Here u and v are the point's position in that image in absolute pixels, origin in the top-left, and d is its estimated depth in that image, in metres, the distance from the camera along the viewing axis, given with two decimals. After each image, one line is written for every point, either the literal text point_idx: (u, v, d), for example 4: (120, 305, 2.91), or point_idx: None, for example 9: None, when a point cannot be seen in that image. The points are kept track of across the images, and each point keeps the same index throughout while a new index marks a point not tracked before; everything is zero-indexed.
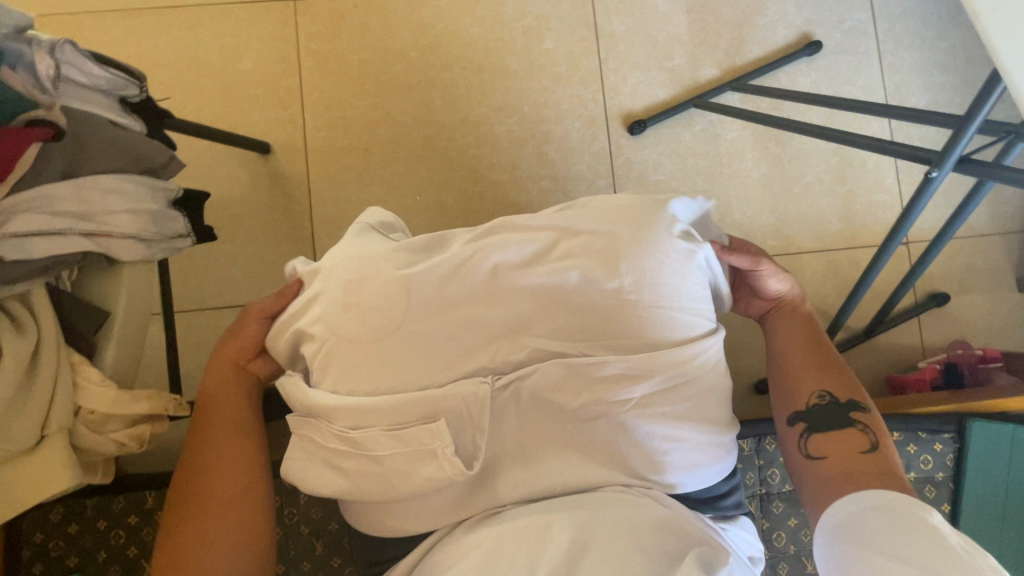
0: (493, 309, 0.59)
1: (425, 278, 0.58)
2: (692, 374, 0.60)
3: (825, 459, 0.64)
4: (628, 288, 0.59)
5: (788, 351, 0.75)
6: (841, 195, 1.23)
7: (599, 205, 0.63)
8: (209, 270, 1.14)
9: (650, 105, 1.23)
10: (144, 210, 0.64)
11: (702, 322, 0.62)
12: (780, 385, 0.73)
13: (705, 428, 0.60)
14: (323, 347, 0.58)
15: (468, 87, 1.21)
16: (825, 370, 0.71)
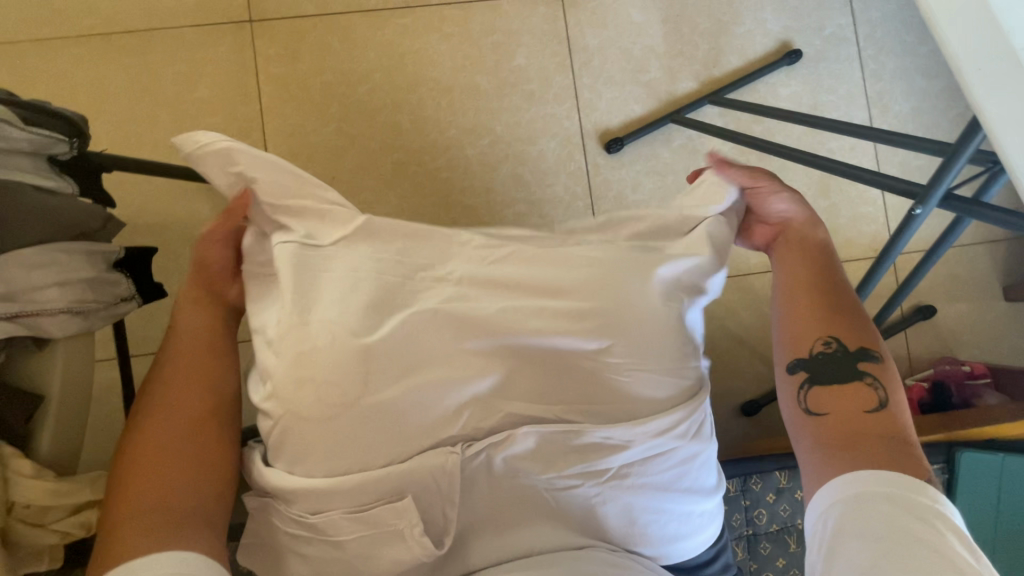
0: (455, 377, 0.56)
1: (384, 353, 0.54)
2: (677, 443, 0.57)
3: (825, 418, 0.57)
4: (603, 352, 0.57)
5: (791, 285, 0.65)
6: (825, 209, 1.20)
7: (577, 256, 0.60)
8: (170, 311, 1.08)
9: (627, 121, 1.19)
10: (77, 279, 0.60)
11: (685, 380, 0.58)
12: (779, 327, 0.64)
13: (696, 466, 0.58)
14: (273, 431, 0.54)
15: (437, 108, 1.16)
16: (828, 313, 0.62)
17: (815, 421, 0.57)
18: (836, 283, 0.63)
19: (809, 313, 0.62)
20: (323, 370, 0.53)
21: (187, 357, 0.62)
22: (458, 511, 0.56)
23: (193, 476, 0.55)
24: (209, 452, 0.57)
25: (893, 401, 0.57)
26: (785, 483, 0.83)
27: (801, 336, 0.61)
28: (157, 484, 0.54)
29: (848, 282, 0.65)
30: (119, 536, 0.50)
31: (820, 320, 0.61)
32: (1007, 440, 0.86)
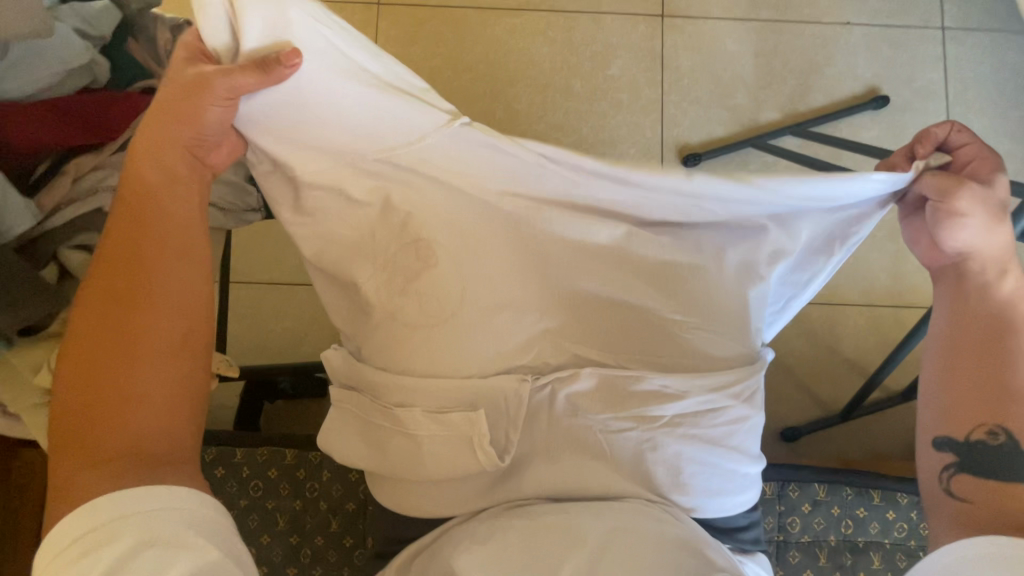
0: (534, 313, 0.64)
1: (477, 287, 0.62)
2: (729, 399, 0.61)
3: (968, 504, 0.57)
4: (671, 313, 0.63)
5: (953, 360, 0.59)
6: (893, 253, 1.21)
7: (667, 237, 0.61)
8: (262, 246, 1.19)
9: (707, 140, 1.24)
10: None
11: (741, 348, 0.63)
12: (932, 400, 0.60)
13: (743, 429, 0.61)
14: (372, 337, 0.63)
15: (530, 103, 1.25)
16: (994, 392, 0.57)
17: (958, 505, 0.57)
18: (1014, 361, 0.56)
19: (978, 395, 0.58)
20: (424, 292, 0.62)
21: (172, 266, 0.55)
22: (519, 437, 0.62)
23: (166, 411, 0.52)
24: (191, 385, 0.54)
25: None
26: (823, 495, 0.84)
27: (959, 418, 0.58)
28: (116, 424, 0.50)
29: None
30: (71, 467, 0.49)
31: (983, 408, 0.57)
32: None
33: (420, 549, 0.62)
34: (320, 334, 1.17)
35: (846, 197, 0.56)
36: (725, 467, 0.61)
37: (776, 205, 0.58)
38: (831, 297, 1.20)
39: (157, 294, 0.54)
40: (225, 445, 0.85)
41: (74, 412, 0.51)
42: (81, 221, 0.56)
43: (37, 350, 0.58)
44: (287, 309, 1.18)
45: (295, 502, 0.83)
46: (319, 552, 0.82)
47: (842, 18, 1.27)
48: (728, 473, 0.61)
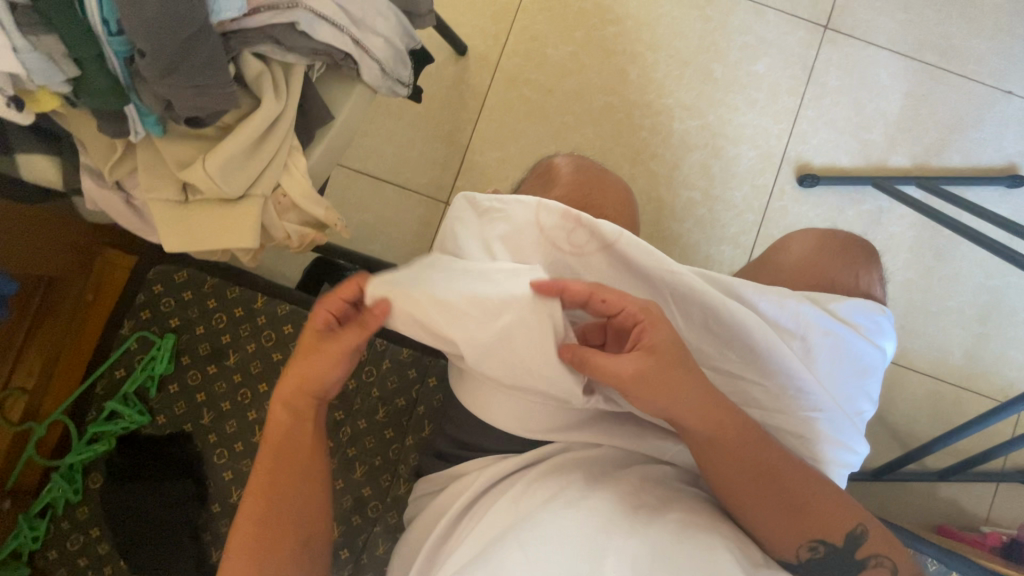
0: (668, 281, 0.64)
1: (633, 252, 0.63)
2: (812, 419, 0.64)
3: (769, 528, 0.60)
4: (790, 336, 0.66)
5: (793, 470, 0.60)
6: (976, 334, 1.17)
7: (801, 319, 0.65)
8: (364, 135, 1.18)
9: (828, 166, 1.20)
10: (396, 46, 0.65)
11: (834, 390, 0.66)
12: (780, 483, 0.60)
13: (824, 446, 0.64)
14: (512, 248, 0.64)
15: (666, 75, 1.21)
16: (784, 505, 0.59)
17: (789, 554, 0.60)
18: (777, 486, 0.59)
19: (744, 482, 0.59)
20: (577, 247, 0.64)
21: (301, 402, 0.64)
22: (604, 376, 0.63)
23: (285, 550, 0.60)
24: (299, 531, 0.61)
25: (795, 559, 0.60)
26: None
27: (773, 521, 0.59)
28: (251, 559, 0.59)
29: (777, 480, 0.60)
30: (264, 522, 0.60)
31: (784, 528, 0.59)
32: None
33: (485, 479, 0.62)
34: (396, 238, 1.16)
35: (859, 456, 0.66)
36: None
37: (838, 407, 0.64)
38: (900, 358, 1.17)
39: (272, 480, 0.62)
40: (302, 308, 0.85)
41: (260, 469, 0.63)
42: (272, 31, 0.56)
43: (189, 147, 0.58)
44: (371, 203, 1.17)
45: (350, 381, 0.85)
46: (358, 435, 0.84)
47: (1005, 85, 1.21)
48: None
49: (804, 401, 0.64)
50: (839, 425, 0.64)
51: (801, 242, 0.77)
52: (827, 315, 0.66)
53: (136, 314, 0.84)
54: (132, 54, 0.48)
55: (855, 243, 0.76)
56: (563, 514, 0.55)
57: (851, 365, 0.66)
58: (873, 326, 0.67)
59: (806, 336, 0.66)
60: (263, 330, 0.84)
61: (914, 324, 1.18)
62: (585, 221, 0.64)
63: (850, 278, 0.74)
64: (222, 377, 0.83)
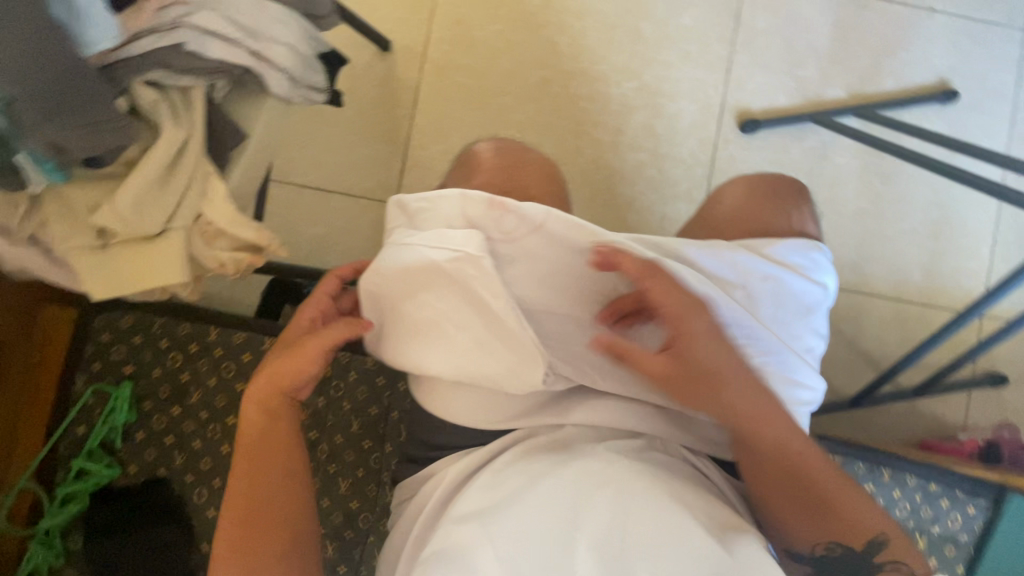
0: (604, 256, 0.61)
1: (564, 229, 0.59)
2: (766, 366, 0.64)
3: (794, 524, 0.60)
4: (733, 288, 0.66)
5: (822, 470, 0.59)
6: (931, 251, 1.20)
7: (739, 270, 0.66)
8: (299, 147, 1.15)
9: (768, 108, 1.20)
10: (301, 50, 0.62)
11: (783, 333, 0.67)
12: (809, 485, 0.59)
13: (779, 390, 0.65)
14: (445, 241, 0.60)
15: (596, 40, 1.19)
16: (811, 505, 0.59)
17: (808, 547, 0.60)
18: (804, 485, 0.59)
19: (768, 481, 0.60)
20: (506, 233, 0.59)
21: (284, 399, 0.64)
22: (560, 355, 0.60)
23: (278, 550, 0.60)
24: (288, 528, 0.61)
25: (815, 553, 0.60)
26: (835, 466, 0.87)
27: (797, 519, 0.60)
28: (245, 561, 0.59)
29: (801, 478, 0.59)
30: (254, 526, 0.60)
31: (807, 524, 0.60)
32: None
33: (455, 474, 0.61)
34: (350, 246, 1.14)
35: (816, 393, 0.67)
36: None
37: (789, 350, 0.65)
38: (862, 286, 1.20)
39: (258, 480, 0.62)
40: (258, 333, 0.83)
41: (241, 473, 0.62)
42: (158, 56, 0.54)
43: (97, 191, 0.56)
44: (319, 215, 1.15)
45: (319, 398, 0.84)
46: (336, 451, 0.83)
47: (927, 4, 1.22)
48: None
49: (756, 352, 0.64)
50: (791, 367, 0.65)
51: (732, 191, 0.77)
52: (763, 261, 0.66)
53: (88, 367, 0.82)
54: (4, 102, 0.45)
55: (780, 182, 0.77)
56: (535, 496, 0.54)
57: (795, 307, 0.67)
58: (811, 264, 0.68)
59: (748, 286, 0.66)
60: (222, 363, 0.82)
61: (872, 251, 1.20)
62: (511, 207, 0.59)
63: (782, 219, 0.74)
64: (189, 416, 0.81)
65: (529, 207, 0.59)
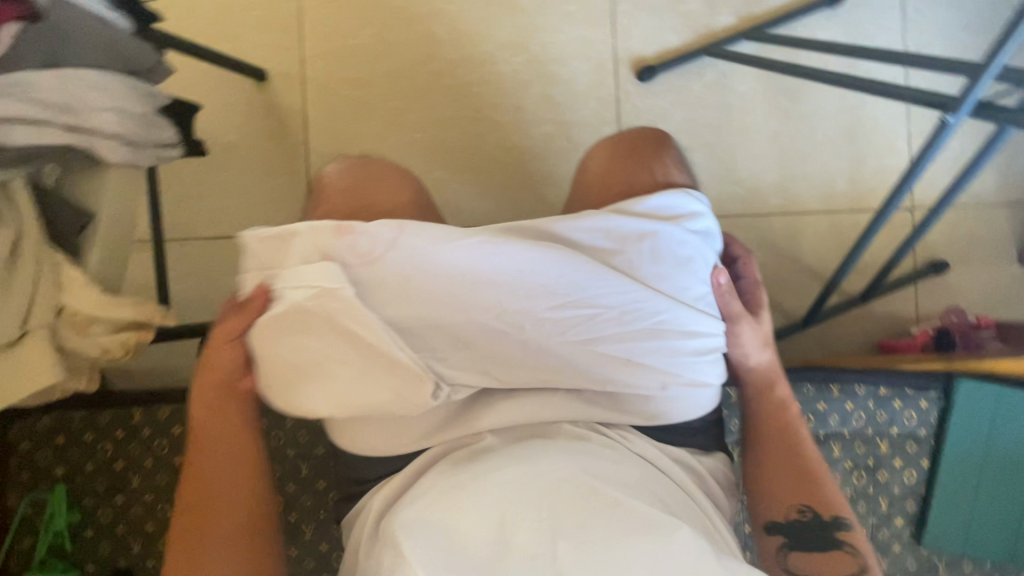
0: (466, 257, 0.58)
1: (412, 241, 0.57)
2: (662, 327, 0.62)
3: (780, 495, 0.71)
4: (613, 255, 0.63)
5: (811, 449, 0.73)
6: (850, 156, 1.21)
7: (615, 236, 0.63)
8: (198, 200, 1.11)
9: (662, 51, 1.18)
10: (129, 111, 0.61)
11: (676, 288, 0.63)
12: (798, 455, 0.73)
13: (683, 348, 0.62)
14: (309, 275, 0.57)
15: (474, 21, 1.16)
16: (801, 475, 0.71)
17: (778, 514, 0.70)
18: (807, 462, 0.72)
19: (783, 457, 0.73)
20: (362, 255, 0.56)
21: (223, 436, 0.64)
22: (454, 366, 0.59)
23: None
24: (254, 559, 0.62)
25: (785, 520, 0.70)
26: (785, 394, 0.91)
27: (782, 487, 0.71)
28: None
29: (806, 452, 0.73)
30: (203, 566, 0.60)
31: (785, 491, 0.71)
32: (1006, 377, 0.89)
33: (385, 501, 0.61)
34: None
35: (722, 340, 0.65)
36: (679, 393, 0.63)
37: (680, 304, 0.62)
38: (791, 207, 1.20)
39: (209, 518, 0.61)
40: (181, 403, 0.81)
41: (187, 514, 0.62)
42: None
43: None
44: (238, 264, 1.12)
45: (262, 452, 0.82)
46: (294, 498, 0.82)
47: None
48: (679, 398, 0.64)
49: (646, 313, 0.61)
50: (688, 320, 0.62)
51: (595, 157, 0.76)
52: (636, 219, 0.63)
53: (18, 480, 0.79)
54: None
55: (640, 139, 0.76)
56: (458, 509, 0.53)
57: (682, 258, 0.64)
58: (686, 212, 0.66)
59: (628, 249, 0.63)
60: (154, 441, 0.80)
61: (793, 170, 1.20)
62: (355, 227, 0.56)
63: (645, 173, 0.73)
64: (133, 502, 0.79)
65: (377, 226, 0.56)
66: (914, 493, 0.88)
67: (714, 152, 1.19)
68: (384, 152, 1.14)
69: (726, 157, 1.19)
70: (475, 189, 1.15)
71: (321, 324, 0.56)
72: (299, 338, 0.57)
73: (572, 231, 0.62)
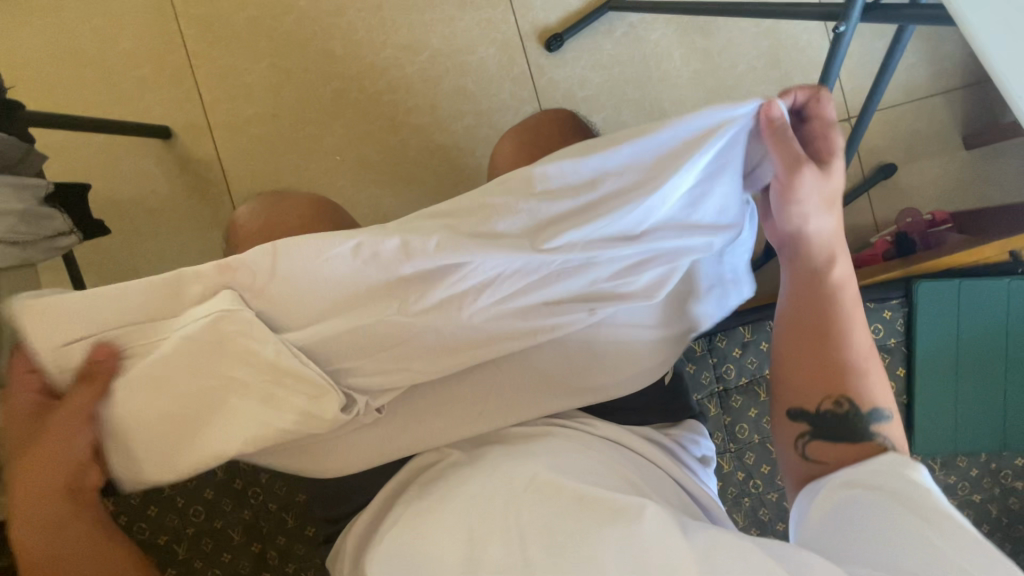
0: (355, 267, 0.53)
1: (297, 252, 0.52)
2: (571, 294, 0.59)
3: (811, 382, 0.65)
4: (504, 235, 0.55)
5: (850, 335, 0.64)
6: (777, 80, 1.18)
7: (502, 212, 0.55)
8: (134, 272, 1.08)
9: (565, 17, 1.15)
10: (11, 210, 0.61)
11: (578, 258, 0.56)
12: (834, 342, 0.65)
13: (600, 305, 0.60)
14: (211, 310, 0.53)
15: (369, 28, 1.12)
16: (834, 365, 0.64)
17: (806, 402, 0.64)
18: (842, 349, 0.64)
19: (817, 342, 0.65)
20: (251, 284, 0.53)
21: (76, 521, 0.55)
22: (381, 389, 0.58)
23: None
24: None
25: (815, 405, 0.64)
26: (748, 336, 0.90)
27: (813, 381, 0.64)
28: None
29: (849, 335, 0.64)
30: None
31: (813, 378, 0.65)
32: (965, 268, 0.89)
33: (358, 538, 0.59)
34: None
35: (650, 283, 0.60)
36: (610, 337, 0.63)
37: (587, 268, 0.57)
38: None
39: None
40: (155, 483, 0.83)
41: None
42: None
43: None
44: None
45: (245, 513, 0.84)
46: (286, 549, 0.85)
47: None
48: (617, 341, 0.63)
49: (550, 289, 0.58)
50: (597, 280, 0.58)
51: (502, 148, 0.74)
52: (523, 185, 0.54)
53: None
54: None
55: (543, 119, 0.75)
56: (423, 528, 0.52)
57: (580, 219, 0.55)
58: (586, 160, 0.54)
59: (519, 223, 0.55)
60: (133, 526, 0.81)
61: (723, 106, 1.18)
62: (236, 260, 0.52)
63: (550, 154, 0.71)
64: None
65: (252, 251, 0.52)
66: (896, 403, 0.88)
67: (641, 107, 1.16)
68: (309, 182, 1.11)
69: (654, 108, 1.17)
70: (409, 199, 1.13)
71: (189, 349, 0.53)
72: (165, 378, 0.53)
73: (442, 228, 0.54)
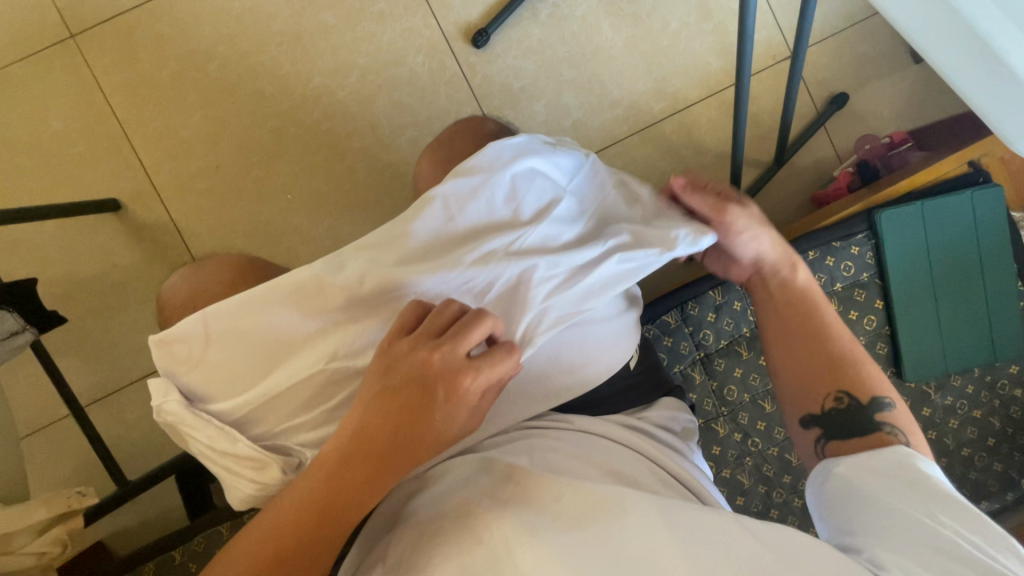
0: (293, 316, 0.59)
1: (221, 324, 0.59)
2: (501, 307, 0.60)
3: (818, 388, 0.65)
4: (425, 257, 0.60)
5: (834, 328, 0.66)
6: (711, 31, 1.16)
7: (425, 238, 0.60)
8: (113, 348, 1.08)
9: (486, 11, 1.13)
10: None
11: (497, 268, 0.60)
12: (820, 340, 0.66)
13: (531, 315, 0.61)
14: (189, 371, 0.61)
15: (293, 61, 1.11)
16: (828, 365, 0.65)
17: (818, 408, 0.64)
18: (829, 346, 0.66)
19: (806, 347, 0.66)
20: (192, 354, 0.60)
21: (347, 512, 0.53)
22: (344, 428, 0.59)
23: None
24: None
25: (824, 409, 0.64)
26: (721, 299, 0.90)
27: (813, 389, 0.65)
28: None
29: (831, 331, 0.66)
30: None
31: (809, 379, 0.66)
32: (925, 187, 0.89)
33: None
34: None
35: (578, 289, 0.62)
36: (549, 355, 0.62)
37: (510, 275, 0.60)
38: (676, 105, 1.16)
39: None
40: (164, 551, 0.86)
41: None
42: None
43: None
44: None
45: None
46: None
47: None
48: (560, 356, 0.63)
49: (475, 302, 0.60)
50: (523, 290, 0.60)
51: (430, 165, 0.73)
52: (440, 204, 0.61)
53: None
54: None
55: (464, 128, 0.74)
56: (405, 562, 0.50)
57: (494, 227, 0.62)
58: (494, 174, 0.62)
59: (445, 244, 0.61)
60: None
61: (662, 68, 1.16)
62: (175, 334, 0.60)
63: None
64: None
65: (183, 327, 0.59)
66: (881, 335, 0.88)
67: (580, 85, 1.15)
68: (266, 225, 1.11)
69: (594, 84, 1.15)
70: (368, 224, 1.13)
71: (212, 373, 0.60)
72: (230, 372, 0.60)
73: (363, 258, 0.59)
